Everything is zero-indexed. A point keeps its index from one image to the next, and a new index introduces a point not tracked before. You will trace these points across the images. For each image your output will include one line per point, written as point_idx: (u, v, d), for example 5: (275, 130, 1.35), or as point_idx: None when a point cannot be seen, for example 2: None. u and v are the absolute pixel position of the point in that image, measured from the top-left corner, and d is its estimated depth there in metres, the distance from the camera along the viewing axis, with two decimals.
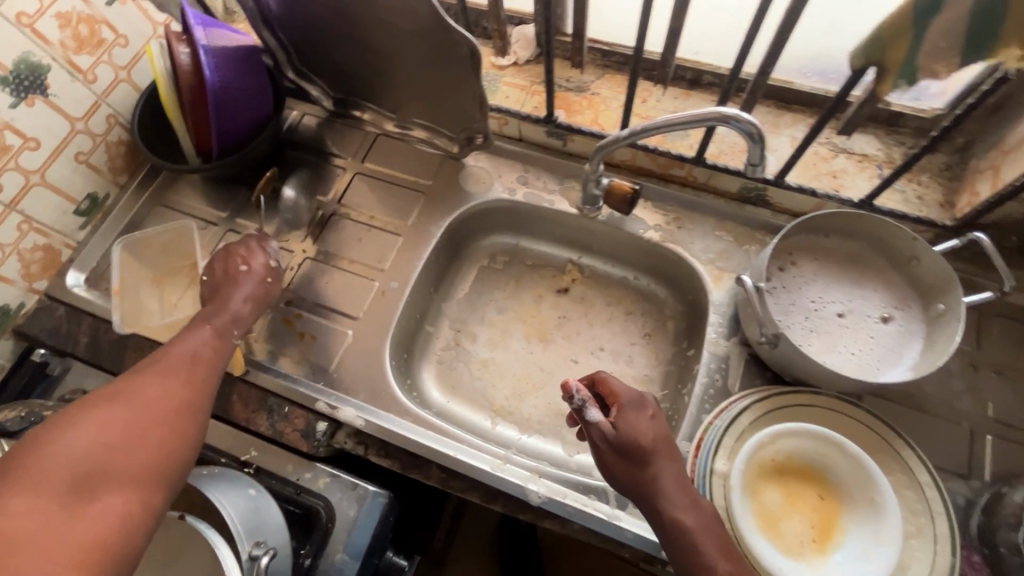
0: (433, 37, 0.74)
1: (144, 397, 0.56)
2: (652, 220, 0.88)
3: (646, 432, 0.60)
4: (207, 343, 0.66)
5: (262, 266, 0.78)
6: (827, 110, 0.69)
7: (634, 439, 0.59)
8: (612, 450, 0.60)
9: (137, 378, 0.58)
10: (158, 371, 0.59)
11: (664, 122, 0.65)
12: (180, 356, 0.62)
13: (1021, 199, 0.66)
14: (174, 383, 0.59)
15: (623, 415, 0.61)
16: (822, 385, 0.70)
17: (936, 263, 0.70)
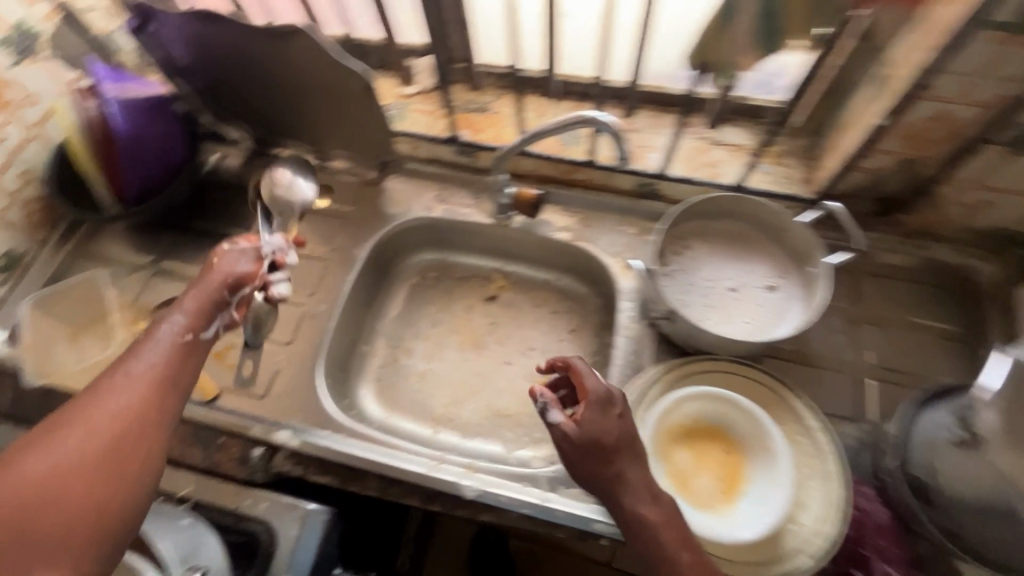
0: (330, 73, 0.81)
1: (78, 438, 0.51)
2: (561, 221, 0.94)
3: (611, 431, 0.61)
4: (154, 358, 0.59)
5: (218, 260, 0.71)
6: None
7: (598, 438, 0.61)
8: (577, 449, 0.62)
9: (75, 413, 0.53)
10: (89, 403, 0.53)
11: (543, 129, 0.72)
12: (125, 379, 0.56)
13: (861, 169, 0.76)
14: (111, 418, 0.53)
15: (588, 411, 0.62)
16: (718, 351, 0.77)
17: (802, 234, 0.79)
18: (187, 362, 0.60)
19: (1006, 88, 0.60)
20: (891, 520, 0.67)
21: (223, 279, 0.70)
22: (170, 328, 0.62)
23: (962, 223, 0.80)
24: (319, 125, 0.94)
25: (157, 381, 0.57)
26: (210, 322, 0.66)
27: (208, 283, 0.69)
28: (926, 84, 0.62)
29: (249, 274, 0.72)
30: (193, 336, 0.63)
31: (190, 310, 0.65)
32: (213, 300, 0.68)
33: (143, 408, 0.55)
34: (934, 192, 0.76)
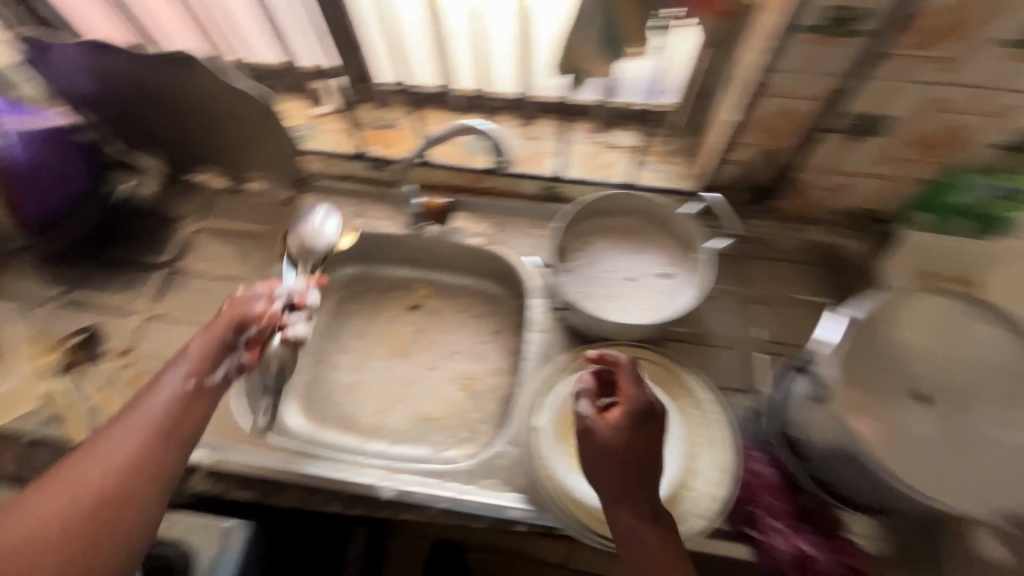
0: (235, 101, 0.87)
1: (75, 488, 0.52)
2: (474, 228, 0.97)
3: (636, 440, 0.57)
4: (157, 406, 0.59)
5: (237, 305, 0.73)
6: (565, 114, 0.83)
7: (620, 446, 0.57)
8: (595, 452, 0.58)
9: (78, 462, 0.53)
10: (88, 455, 0.54)
11: (431, 137, 0.78)
12: (127, 428, 0.56)
13: (731, 162, 0.84)
14: (109, 467, 0.53)
15: (621, 415, 0.58)
16: (617, 336, 0.82)
17: (687, 227, 0.88)
18: (188, 410, 0.60)
19: (831, 83, 0.68)
20: (778, 477, 0.71)
21: (236, 318, 0.71)
22: (177, 374, 0.62)
23: (828, 205, 0.89)
24: (227, 149, 0.97)
25: (155, 435, 0.57)
26: (218, 363, 0.67)
27: (216, 327, 0.69)
28: (764, 83, 0.70)
29: (253, 316, 0.73)
30: (196, 382, 0.63)
31: (195, 352, 0.66)
32: (217, 341, 0.68)
33: (139, 464, 0.54)
34: (796, 178, 0.84)
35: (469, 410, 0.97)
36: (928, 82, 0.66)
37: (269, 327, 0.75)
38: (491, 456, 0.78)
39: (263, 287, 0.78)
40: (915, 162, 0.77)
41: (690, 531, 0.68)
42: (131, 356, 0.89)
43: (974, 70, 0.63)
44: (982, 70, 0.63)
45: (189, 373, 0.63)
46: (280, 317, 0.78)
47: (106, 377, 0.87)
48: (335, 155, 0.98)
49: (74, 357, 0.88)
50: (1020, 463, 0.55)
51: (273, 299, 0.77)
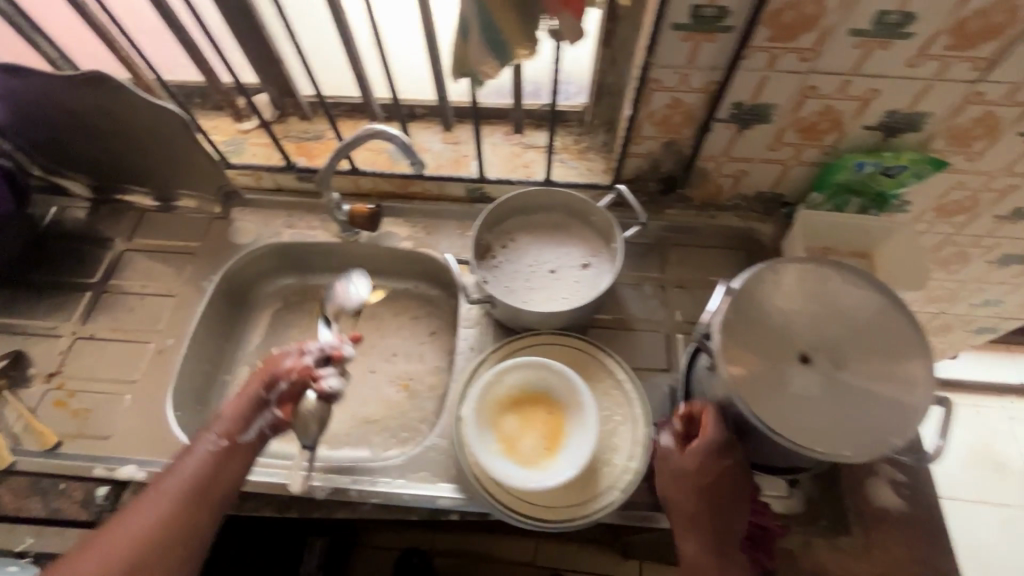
0: (148, 116, 0.88)
1: (124, 538, 0.61)
2: (403, 232, 1.01)
3: (703, 470, 0.63)
4: (192, 465, 0.66)
5: (270, 367, 0.75)
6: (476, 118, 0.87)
7: (700, 483, 0.63)
8: (678, 486, 0.65)
9: (127, 516, 0.62)
10: (137, 508, 0.63)
11: (342, 145, 0.81)
12: (168, 486, 0.65)
13: (637, 155, 0.89)
14: (151, 519, 0.62)
15: (704, 450, 0.64)
16: (540, 325, 0.85)
17: (603, 216, 0.91)
18: (220, 468, 0.67)
19: (711, 75, 0.74)
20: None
21: (270, 378, 0.74)
22: (208, 437, 0.69)
23: (734, 191, 0.95)
24: (153, 167, 0.98)
25: (185, 492, 0.64)
26: (247, 424, 0.71)
27: (244, 389, 0.74)
28: (651, 79, 0.75)
29: (285, 371, 0.75)
30: (229, 442, 0.69)
31: (227, 415, 0.71)
32: (249, 402, 0.72)
33: (171, 519, 0.63)
34: (700, 168, 0.90)
35: (409, 410, 0.99)
36: (795, 70, 0.72)
37: (300, 382, 0.74)
38: (423, 450, 0.80)
39: (298, 343, 0.79)
40: (801, 145, 0.83)
41: (608, 504, 0.71)
42: (58, 378, 0.89)
43: (833, 58, 0.69)
44: (840, 57, 0.69)
45: (215, 432, 0.69)
46: (313, 368, 0.75)
47: (33, 400, 0.87)
48: (261, 168, 0.99)
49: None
50: (891, 411, 0.61)
51: (304, 354, 0.77)
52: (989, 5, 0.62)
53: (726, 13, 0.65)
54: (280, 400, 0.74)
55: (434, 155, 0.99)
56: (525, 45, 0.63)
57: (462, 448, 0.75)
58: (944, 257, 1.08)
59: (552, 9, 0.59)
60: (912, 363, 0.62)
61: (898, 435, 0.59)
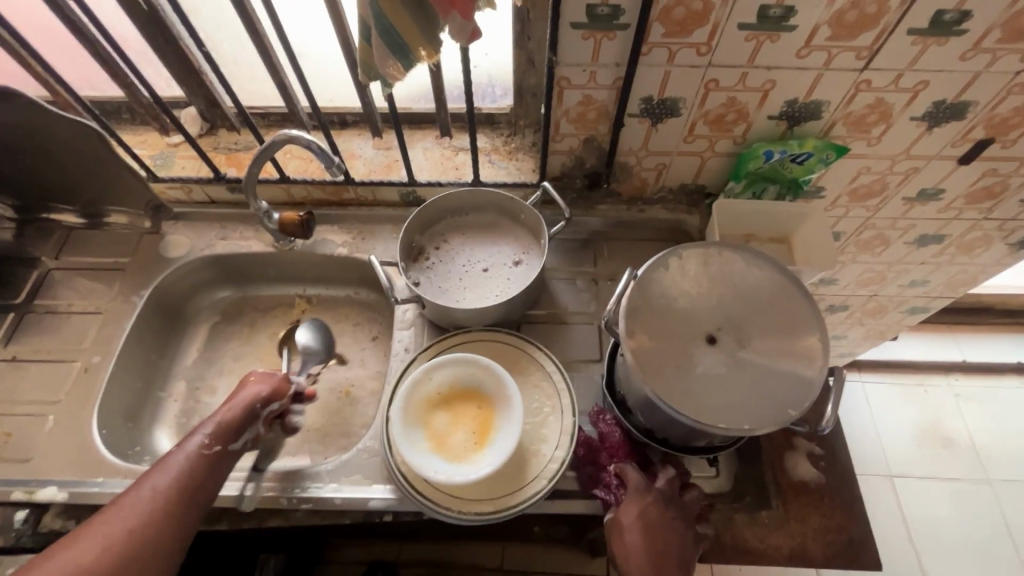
0: (58, 131, 0.86)
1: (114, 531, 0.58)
2: (339, 238, 1.02)
3: (634, 515, 0.66)
4: (186, 464, 0.66)
5: (257, 383, 0.81)
6: (397, 122, 0.88)
7: (637, 530, 0.65)
8: (621, 540, 0.65)
9: (113, 511, 0.60)
10: (128, 502, 0.61)
11: (259, 152, 0.81)
12: (159, 482, 0.64)
13: (559, 152, 0.91)
14: (143, 513, 0.60)
15: (632, 494, 0.68)
16: (471, 323, 0.86)
17: (531, 213, 0.93)
18: (211, 470, 0.68)
19: (617, 72, 0.76)
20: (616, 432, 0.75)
21: (264, 395, 0.80)
22: (202, 439, 0.69)
23: (659, 184, 0.98)
24: (77, 182, 0.96)
25: (177, 490, 0.64)
26: (238, 432, 0.73)
27: (236, 400, 0.76)
28: (560, 77, 0.77)
29: (278, 393, 0.82)
30: (220, 447, 0.70)
31: (224, 419, 0.73)
32: (244, 411, 0.75)
33: (162, 516, 0.61)
34: (622, 163, 0.93)
35: (350, 416, 0.99)
36: (694, 65, 0.75)
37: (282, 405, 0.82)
38: (355, 453, 0.80)
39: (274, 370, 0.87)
40: (713, 137, 0.86)
41: (535, 493, 0.72)
42: None
43: (727, 50, 0.72)
44: (734, 50, 0.72)
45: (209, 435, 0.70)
46: (288, 402, 0.84)
47: None
48: (190, 180, 0.99)
49: None
50: (791, 386, 0.63)
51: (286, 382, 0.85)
52: None
53: (620, 10, 0.68)
54: (265, 418, 0.80)
55: (366, 161, 1.00)
56: (424, 48, 0.65)
57: (390, 448, 0.76)
58: (865, 240, 1.13)
59: (442, 11, 0.61)
60: (810, 338, 0.64)
61: (795, 407, 0.61)
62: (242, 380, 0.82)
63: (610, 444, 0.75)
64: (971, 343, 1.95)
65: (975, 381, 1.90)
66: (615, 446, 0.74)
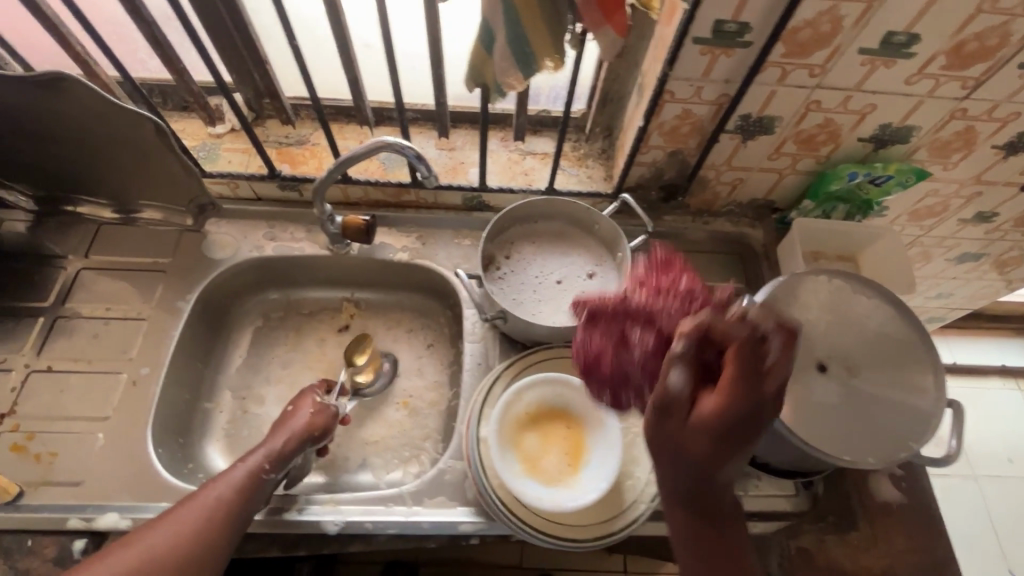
0: (106, 119, 0.77)
1: (159, 536, 0.60)
2: (398, 243, 0.97)
3: (714, 440, 0.46)
4: (236, 485, 0.66)
5: (314, 404, 0.78)
6: (483, 122, 0.83)
7: (703, 455, 0.46)
8: (670, 460, 0.48)
9: (170, 515, 0.62)
10: (182, 508, 0.63)
11: (348, 157, 0.75)
12: (210, 499, 0.64)
13: (643, 163, 0.88)
14: (186, 526, 0.61)
15: (722, 413, 0.46)
16: (552, 339, 0.83)
17: (607, 223, 0.90)
18: (257, 497, 0.67)
19: (723, 88, 0.74)
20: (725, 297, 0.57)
21: (322, 424, 0.77)
22: (259, 462, 0.69)
23: (730, 199, 0.97)
24: (116, 175, 0.87)
25: (233, 509, 0.65)
26: (290, 459, 0.72)
27: (294, 425, 0.75)
28: (665, 91, 0.74)
29: (332, 425, 0.78)
30: (268, 472, 0.69)
31: (282, 446, 0.72)
32: (299, 440, 0.73)
33: (209, 532, 0.62)
34: (700, 177, 0.91)
35: (410, 429, 0.94)
36: (804, 86, 0.73)
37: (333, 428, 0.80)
38: (438, 473, 0.77)
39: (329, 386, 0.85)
40: (798, 155, 0.86)
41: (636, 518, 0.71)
42: (13, 418, 0.78)
43: (841, 73, 0.71)
44: (847, 74, 0.71)
45: (266, 460, 0.70)
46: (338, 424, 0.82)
47: None
48: (239, 176, 0.91)
49: None
50: (908, 418, 0.63)
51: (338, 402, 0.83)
52: (985, 30, 0.65)
53: (747, 29, 0.66)
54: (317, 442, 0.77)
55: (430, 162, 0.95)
56: (550, 55, 0.60)
57: (484, 472, 0.72)
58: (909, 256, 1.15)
59: (593, 24, 0.54)
60: (926, 377, 0.65)
61: (916, 441, 0.62)
62: (301, 398, 0.80)
63: (709, 319, 0.49)
64: (960, 346, 2.06)
65: (964, 382, 2.01)
66: (719, 323, 0.49)
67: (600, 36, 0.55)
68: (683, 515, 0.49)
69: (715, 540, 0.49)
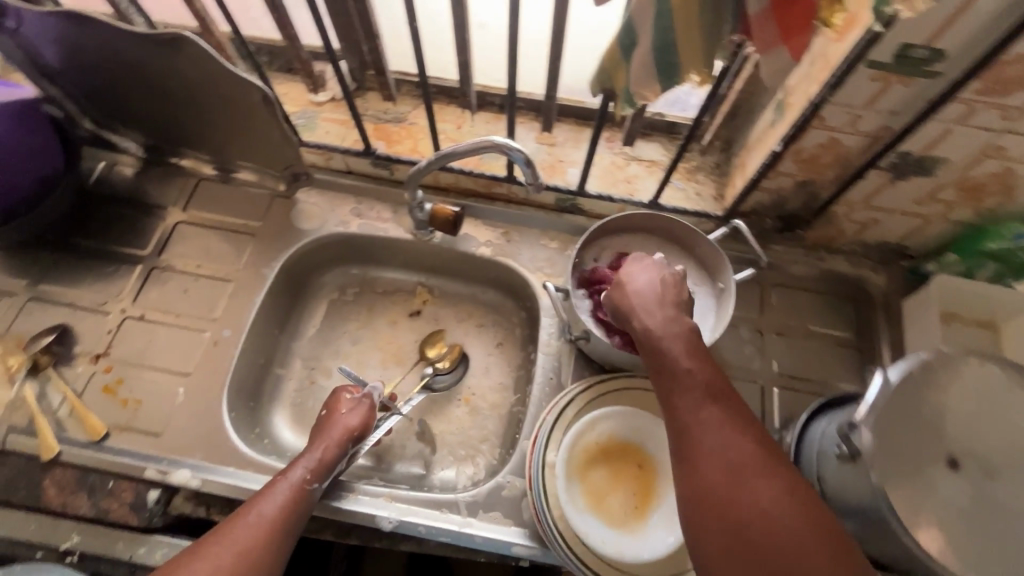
0: (218, 81, 0.76)
1: (205, 565, 0.55)
2: (483, 236, 0.92)
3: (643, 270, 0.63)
4: (281, 501, 0.63)
5: (350, 409, 0.76)
6: (599, 119, 0.76)
7: (641, 280, 0.62)
8: (623, 300, 0.61)
9: (212, 542, 0.57)
10: (227, 535, 0.58)
11: (451, 151, 0.71)
12: (254, 522, 0.60)
13: (764, 189, 0.79)
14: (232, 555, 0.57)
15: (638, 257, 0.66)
16: (633, 368, 0.77)
17: (710, 248, 0.81)
18: (302, 515, 0.64)
19: (887, 120, 0.64)
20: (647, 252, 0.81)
21: (360, 422, 0.75)
22: (303, 472, 0.67)
23: (855, 237, 0.86)
24: (219, 135, 0.88)
25: (279, 529, 0.61)
26: (331, 471, 0.70)
27: (333, 433, 0.72)
28: (815, 116, 0.64)
29: (371, 422, 0.76)
30: (311, 485, 0.67)
31: (323, 456, 0.69)
32: (340, 450, 0.71)
33: (258, 558, 0.58)
34: (827, 210, 0.81)
35: (469, 427, 0.92)
36: (989, 128, 0.61)
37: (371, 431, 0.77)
38: (495, 487, 0.75)
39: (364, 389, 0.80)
40: (955, 204, 0.73)
41: None
42: (106, 360, 0.82)
43: None
44: None
45: (309, 471, 0.67)
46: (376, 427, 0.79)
47: (79, 382, 0.80)
48: (334, 148, 0.90)
49: (41, 359, 0.80)
50: None
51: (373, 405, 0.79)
52: None
53: (939, 57, 0.55)
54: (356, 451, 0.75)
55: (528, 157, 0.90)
56: (699, 68, 0.52)
57: (545, 497, 0.67)
58: None
59: (764, 43, 0.46)
60: None
61: None
62: (333, 401, 0.77)
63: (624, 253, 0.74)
64: None
65: None
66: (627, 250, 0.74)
67: (771, 57, 0.47)
68: (650, 331, 0.57)
69: (672, 343, 0.55)
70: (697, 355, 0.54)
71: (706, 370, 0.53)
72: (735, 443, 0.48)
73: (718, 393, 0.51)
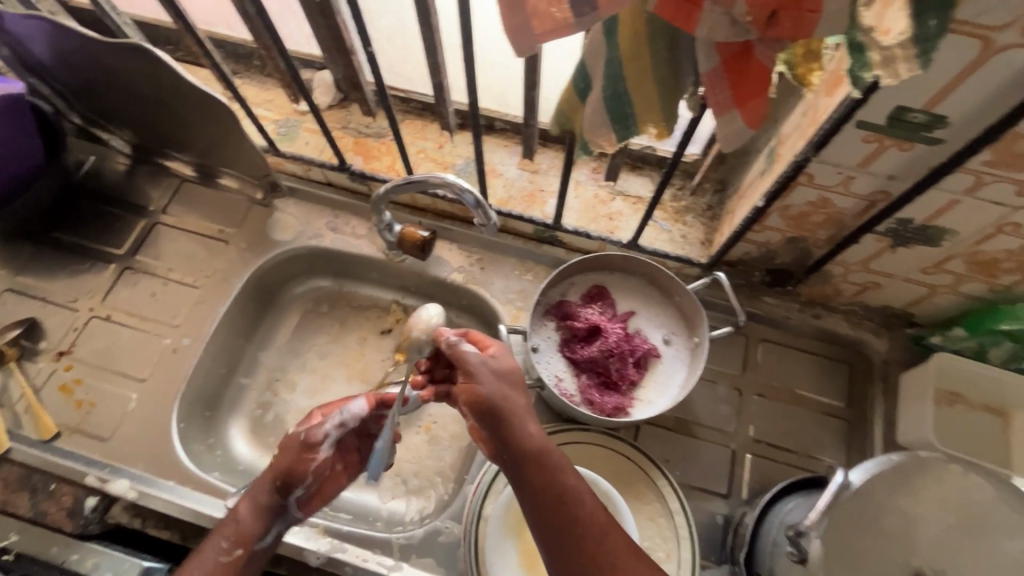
0: (188, 93, 0.75)
1: None
2: (456, 261, 0.88)
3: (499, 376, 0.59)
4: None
5: (285, 448, 0.66)
6: (569, 153, 0.66)
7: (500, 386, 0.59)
8: (483, 419, 0.58)
9: None
10: None
11: (407, 181, 0.69)
12: None
13: (750, 241, 0.73)
14: None
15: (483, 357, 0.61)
16: (590, 423, 0.72)
17: (689, 302, 0.75)
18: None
19: (883, 184, 0.57)
20: (605, 302, 0.78)
21: (283, 469, 0.65)
22: (221, 543, 0.60)
23: (853, 297, 0.78)
24: (197, 141, 0.87)
25: None
26: (261, 528, 0.63)
27: (259, 486, 0.64)
28: (801, 173, 0.58)
29: (301, 466, 0.65)
30: (240, 551, 0.61)
31: (244, 519, 0.62)
32: (263, 509, 0.63)
33: None
34: (822, 269, 0.73)
35: (426, 458, 0.87)
36: (1001, 203, 0.53)
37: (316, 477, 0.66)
38: (431, 532, 0.72)
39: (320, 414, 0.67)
40: (965, 277, 0.65)
41: None
42: (68, 358, 0.83)
43: None
44: None
45: (230, 537, 0.61)
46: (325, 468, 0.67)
47: (40, 378, 0.81)
48: (312, 161, 0.88)
49: (7, 352, 0.81)
50: None
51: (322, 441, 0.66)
52: None
53: (941, 123, 0.48)
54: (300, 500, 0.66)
55: (508, 184, 0.86)
56: (656, 121, 0.47)
57: (476, 552, 0.68)
58: None
59: (717, 105, 0.41)
60: None
61: None
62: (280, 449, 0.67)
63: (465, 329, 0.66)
64: None
65: None
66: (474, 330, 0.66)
67: (724, 120, 0.41)
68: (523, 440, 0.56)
69: (545, 457, 0.55)
70: (550, 463, 0.55)
71: (557, 476, 0.54)
72: (591, 548, 0.51)
73: (571, 505, 0.53)
